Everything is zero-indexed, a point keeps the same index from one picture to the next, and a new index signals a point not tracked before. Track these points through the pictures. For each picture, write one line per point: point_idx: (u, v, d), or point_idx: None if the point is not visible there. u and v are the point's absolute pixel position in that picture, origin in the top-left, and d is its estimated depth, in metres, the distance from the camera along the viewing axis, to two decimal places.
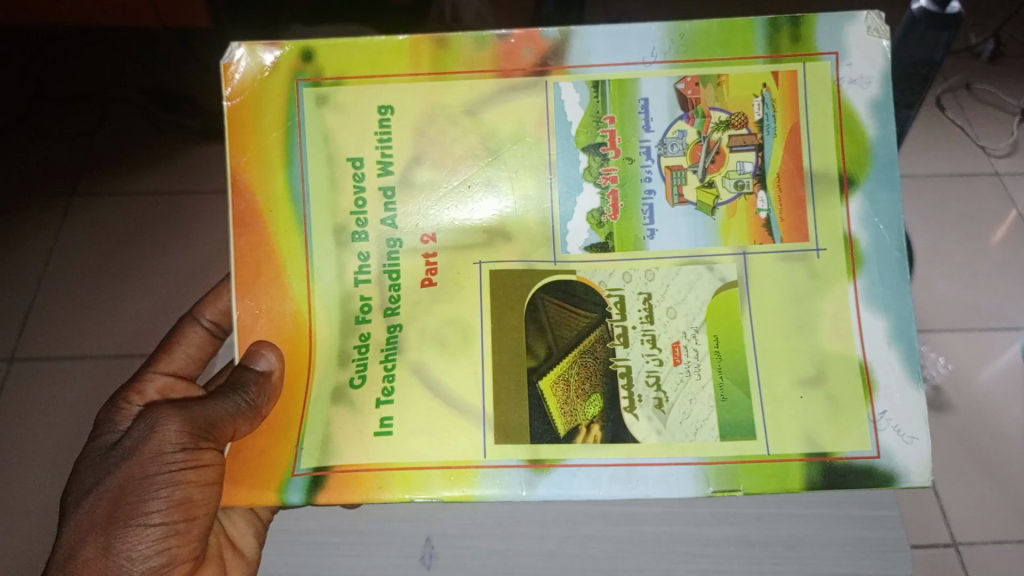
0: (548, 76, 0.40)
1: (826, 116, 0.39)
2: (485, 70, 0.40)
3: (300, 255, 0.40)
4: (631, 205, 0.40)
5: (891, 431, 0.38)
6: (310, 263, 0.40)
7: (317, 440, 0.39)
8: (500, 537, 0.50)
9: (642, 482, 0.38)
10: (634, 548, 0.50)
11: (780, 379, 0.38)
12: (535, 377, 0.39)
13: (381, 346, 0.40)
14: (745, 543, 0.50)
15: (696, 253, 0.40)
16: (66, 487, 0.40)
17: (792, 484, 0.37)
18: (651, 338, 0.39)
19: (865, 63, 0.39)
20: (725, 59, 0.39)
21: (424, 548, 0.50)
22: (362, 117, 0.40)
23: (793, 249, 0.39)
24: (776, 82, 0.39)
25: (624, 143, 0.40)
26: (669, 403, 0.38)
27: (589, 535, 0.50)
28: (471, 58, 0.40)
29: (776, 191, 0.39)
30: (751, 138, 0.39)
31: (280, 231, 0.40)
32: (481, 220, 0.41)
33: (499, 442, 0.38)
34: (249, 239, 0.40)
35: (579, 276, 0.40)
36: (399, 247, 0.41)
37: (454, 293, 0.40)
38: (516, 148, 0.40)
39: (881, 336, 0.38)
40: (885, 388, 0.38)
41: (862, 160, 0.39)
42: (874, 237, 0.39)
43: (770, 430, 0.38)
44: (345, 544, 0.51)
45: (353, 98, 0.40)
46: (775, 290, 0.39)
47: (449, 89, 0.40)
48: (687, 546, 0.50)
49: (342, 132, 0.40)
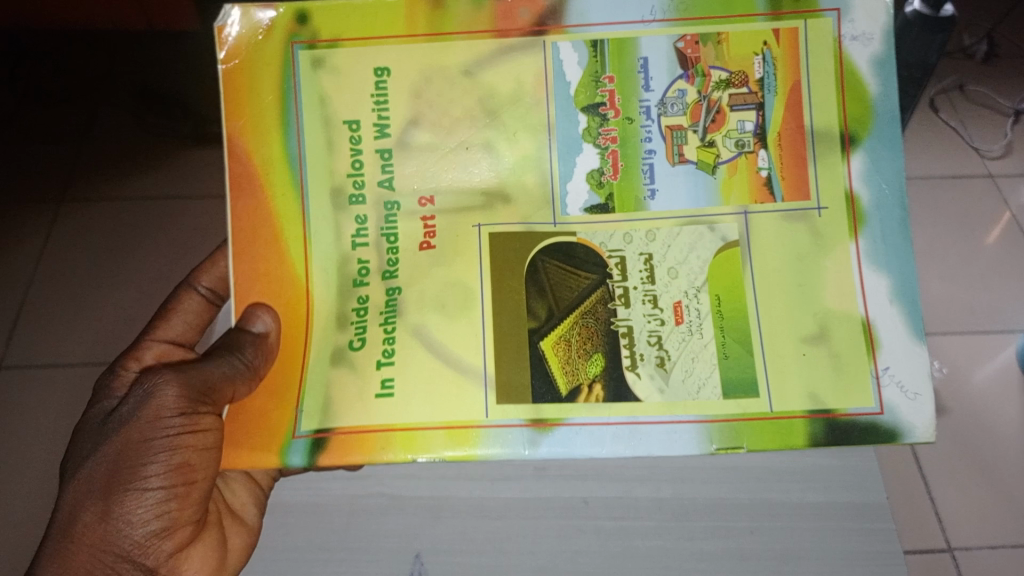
0: (546, 35, 0.40)
1: (827, 74, 0.39)
2: (483, 31, 0.40)
3: (299, 218, 0.40)
4: (631, 164, 0.40)
5: (894, 387, 0.37)
6: (308, 225, 0.40)
7: (318, 404, 0.38)
8: (488, 553, 0.50)
9: (644, 442, 0.37)
10: (625, 563, 0.49)
11: (781, 338, 0.38)
12: (537, 338, 0.39)
13: (380, 307, 0.40)
14: (738, 556, 0.49)
15: (697, 212, 0.40)
16: (64, 453, 0.39)
17: (796, 441, 0.37)
18: (652, 298, 0.39)
19: (867, 19, 0.39)
20: (725, 17, 0.40)
21: (413, 565, 0.50)
22: (360, 81, 0.40)
23: (795, 208, 0.39)
24: (776, 39, 0.40)
25: (624, 104, 0.40)
26: (671, 361, 0.38)
27: (581, 550, 0.50)
28: (470, 19, 0.40)
29: (777, 150, 0.39)
30: (751, 97, 0.40)
31: (279, 194, 0.40)
32: (481, 183, 0.41)
33: (500, 402, 0.38)
34: (245, 205, 0.40)
35: (579, 238, 0.40)
36: (396, 208, 0.40)
37: (453, 259, 0.40)
38: (514, 110, 0.40)
39: (883, 294, 0.38)
40: (889, 346, 0.38)
41: (863, 119, 0.39)
42: (877, 194, 0.39)
43: (773, 387, 0.38)
44: (332, 562, 0.50)
45: (348, 60, 0.40)
46: (778, 250, 0.39)
47: (447, 51, 0.40)
48: (681, 562, 0.49)
49: (339, 97, 0.40)
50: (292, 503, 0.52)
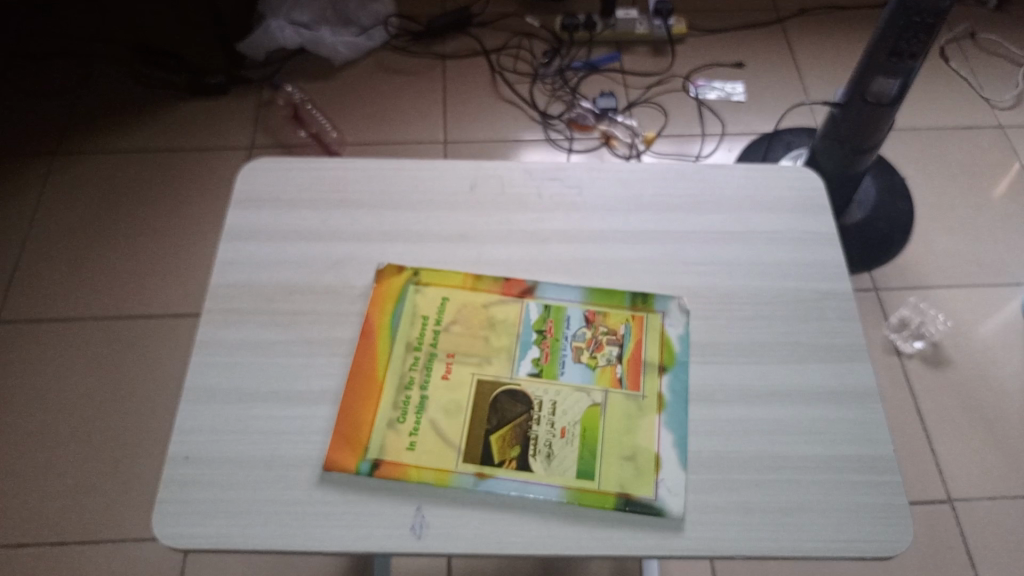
0: (525, 297, 0.59)
1: (654, 340, 0.57)
2: (495, 288, 0.60)
3: (385, 358, 0.56)
4: (554, 355, 0.56)
5: (665, 489, 0.50)
6: (388, 370, 0.55)
7: (377, 444, 0.52)
8: (493, 505, 0.49)
9: (532, 490, 0.50)
10: (631, 515, 0.49)
11: (610, 453, 0.51)
12: (489, 431, 0.52)
13: (416, 404, 0.54)
14: (744, 510, 0.49)
15: (584, 386, 0.55)
16: None
17: (606, 503, 0.49)
18: (552, 423, 0.53)
19: (678, 319, 0.58)
20: (604, 304, 0.59)
21: (414, 518, 0.49)
22: (433, 293, 0.59)
23: (630, 394, 0.54)
24: (632, 322, 0.58)
25: (555, 327, 0.58)
26: (555, 454, 0.51)
27: (585, 502, 0.49)
28: (494, 281, 0.60)
29: (623, 369, 0.55)
30: (614, 338, 0.57)
31: (377, 341, 0.57)
32: (477, 352, 0.56)
33: (463, 462, 0.51)
34: (362, 349, 0.56)
35: (522, 385, 0.55)
36: (433, 357, 0.56)
37: (459, 387, 0.54)
38: (504, 331, 0.57)
39: (668, 440, 0.52)
40: (667, 467, 0.51)
41: (670, 359, 0.56)
42: (677, 400, 0.54)
43: (604, 473, 0.50)
44: (333, 515, 0.49)
45: (433, 292, 0.59)
46: (616, 414, 0.53)
47: (478, 290, 0.60)
48: (687, 513, 0.49)
49: (429, 296, 0.59)
50: (297, 460, 0.51)
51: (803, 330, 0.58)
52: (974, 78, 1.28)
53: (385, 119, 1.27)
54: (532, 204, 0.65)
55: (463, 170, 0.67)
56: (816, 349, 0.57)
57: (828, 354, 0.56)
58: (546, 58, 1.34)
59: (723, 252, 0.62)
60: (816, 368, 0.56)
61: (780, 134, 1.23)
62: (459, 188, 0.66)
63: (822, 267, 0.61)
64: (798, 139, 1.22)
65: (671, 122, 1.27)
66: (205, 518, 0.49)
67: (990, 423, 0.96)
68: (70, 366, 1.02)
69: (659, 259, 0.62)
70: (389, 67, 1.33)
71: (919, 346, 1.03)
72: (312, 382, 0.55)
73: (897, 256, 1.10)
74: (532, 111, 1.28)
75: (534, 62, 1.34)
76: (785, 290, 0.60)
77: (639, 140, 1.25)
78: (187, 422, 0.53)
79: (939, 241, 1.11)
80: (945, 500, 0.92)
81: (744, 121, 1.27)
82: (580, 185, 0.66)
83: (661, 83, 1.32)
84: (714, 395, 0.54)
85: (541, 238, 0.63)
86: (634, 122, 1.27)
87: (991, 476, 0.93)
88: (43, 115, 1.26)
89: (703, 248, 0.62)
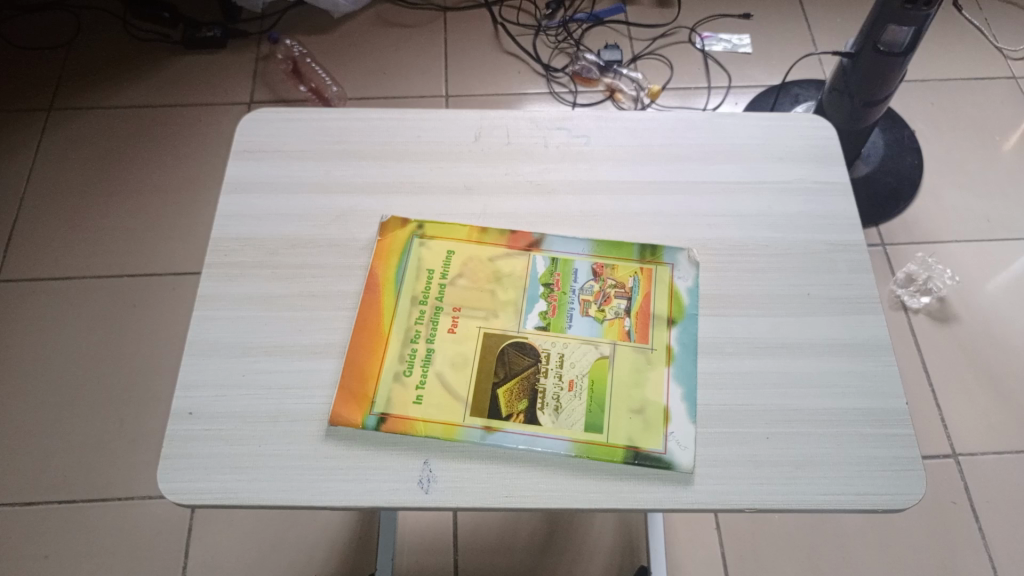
0: (532, 251, 0.58)
1: (663, 291, 0.56)
2: (502, 241, 0.59)
3: (390, 314, 0.55)
4: (563, 309, 0.55)
5: (674, 443, 0.49)
6: (393, 325, 0.54)
7: (384, 399, 0.51)
8: (502, 459, 0.49)
9: (540, 444, 0.49)
10: (641, 470, 0.48)
11: (619, 405, 0.51)
12: (496, 385, 0.52)
13: (423, 358, 0.53)
14: (754, 463, 0.49)
15: (592, 339, 0.54)
16: None
17: (615, 456, 0.49)
18: (560, 375, 0.52)
19: (688, 269, 0.57)
20: (612, 255, 0.58)
21: (422, 472, 0.48)
22: (438, 247, 0.58)
23: (639, 346, 0.53)
24: (642, 273, 0.57)
25: (563, 280, 0.57)
26: (562, 409, 0.51)
27: (594, 457, 0.49)
28: (500, 233, 0.59)
29: (632, 321, 0.54)
30: (623, 289, 0.56)
31: (382, 296, 0.56)
32: (485, 305, 0.55)
33: (471, 416, 0.50)
34: (365, 305, 0.55)
35: (529, 338, 0.54)
36: (440, 311, 0.55)
37: (465, 340, 0.54)
38: (511, 286, 0.56)
39: (677, 394, 0.51)
40: (677, 420, 0.50)
41: (680, 312, 0.55)
42: (687, 353, 0.53)
43: (612, 427, 0.50)
44: (340, 470, 0.49)
45: (438, 247, 0.58)
46: (626, 365, 0.52)
47: (483, 244, 0.59)
48: (697, 468, 0.49)
49: (434, 251, 0.58)
50: (302, 415, 0.51)
51: (815, 282, 0.57)
52: (988, 28, 1.26)
53: (386, 73, 1.25)
54: (539, 154, 0.64)
55: (468, 120, 0.66)
56: (827, 301, 0.56)
57: (840, 306, 0.55)
58: (549, 9, 1.31)
59: (735, 203, 0.61)
60: (827, 320, 0.55)
61: (788, 86, 1.20)
62: (463, 139, 0.65)
63: (836, 219, 0.60)
64: (806, 92, 1.19)
65: (677, 75, 1.25)
66: (208, 474, 0.48)
67: (997, 378, 0.96)
68: (72, 325, 1.02)
69: (668, 210, 0.60)
70: (389, 20, 1.31)
71: (926, 301, 1.02)
72: (316, 336, 0.54)
73: (905, 211, 1.08)
74: (535, 64, 1.25)
75: (537, 13, 1.31)
76: (797, 242, 0.59)
77: (644, 93, 1.22)
78: (190, 377, 0.52)
79: (948, 196, 1.10)
80: (950, 455, 0.92)
81: (751, 73, 1.25)
82: (588, 134, 0.65)
83: (667, 36, 1.29)
84: (725, 348, 0.53)
85: (548, 190, 0.62)
86: (639, 75, 1.24)
87: (996, 430, 0.93)
88: (38, 70, 1.23)
89: (713, 199, 0.61)
